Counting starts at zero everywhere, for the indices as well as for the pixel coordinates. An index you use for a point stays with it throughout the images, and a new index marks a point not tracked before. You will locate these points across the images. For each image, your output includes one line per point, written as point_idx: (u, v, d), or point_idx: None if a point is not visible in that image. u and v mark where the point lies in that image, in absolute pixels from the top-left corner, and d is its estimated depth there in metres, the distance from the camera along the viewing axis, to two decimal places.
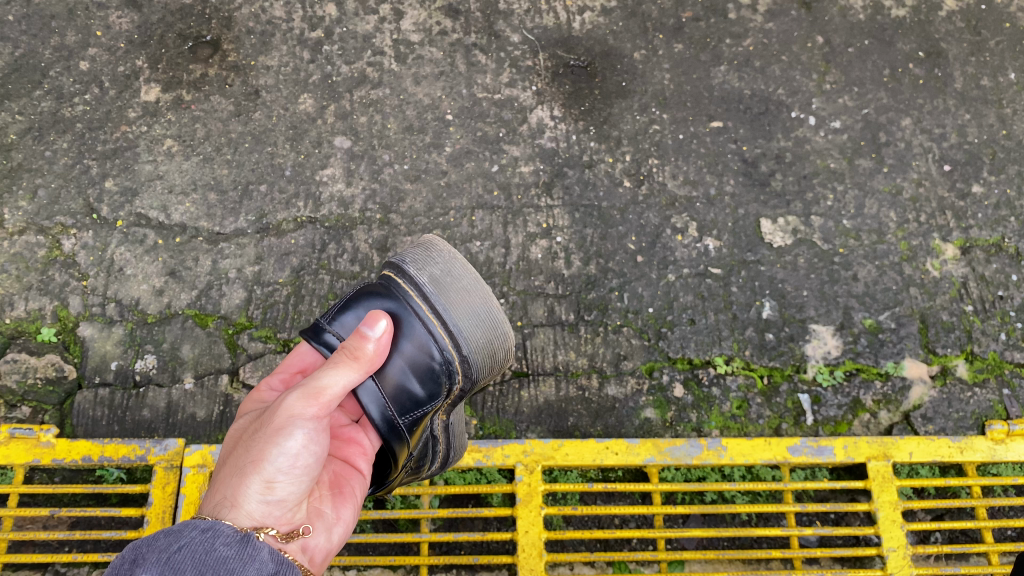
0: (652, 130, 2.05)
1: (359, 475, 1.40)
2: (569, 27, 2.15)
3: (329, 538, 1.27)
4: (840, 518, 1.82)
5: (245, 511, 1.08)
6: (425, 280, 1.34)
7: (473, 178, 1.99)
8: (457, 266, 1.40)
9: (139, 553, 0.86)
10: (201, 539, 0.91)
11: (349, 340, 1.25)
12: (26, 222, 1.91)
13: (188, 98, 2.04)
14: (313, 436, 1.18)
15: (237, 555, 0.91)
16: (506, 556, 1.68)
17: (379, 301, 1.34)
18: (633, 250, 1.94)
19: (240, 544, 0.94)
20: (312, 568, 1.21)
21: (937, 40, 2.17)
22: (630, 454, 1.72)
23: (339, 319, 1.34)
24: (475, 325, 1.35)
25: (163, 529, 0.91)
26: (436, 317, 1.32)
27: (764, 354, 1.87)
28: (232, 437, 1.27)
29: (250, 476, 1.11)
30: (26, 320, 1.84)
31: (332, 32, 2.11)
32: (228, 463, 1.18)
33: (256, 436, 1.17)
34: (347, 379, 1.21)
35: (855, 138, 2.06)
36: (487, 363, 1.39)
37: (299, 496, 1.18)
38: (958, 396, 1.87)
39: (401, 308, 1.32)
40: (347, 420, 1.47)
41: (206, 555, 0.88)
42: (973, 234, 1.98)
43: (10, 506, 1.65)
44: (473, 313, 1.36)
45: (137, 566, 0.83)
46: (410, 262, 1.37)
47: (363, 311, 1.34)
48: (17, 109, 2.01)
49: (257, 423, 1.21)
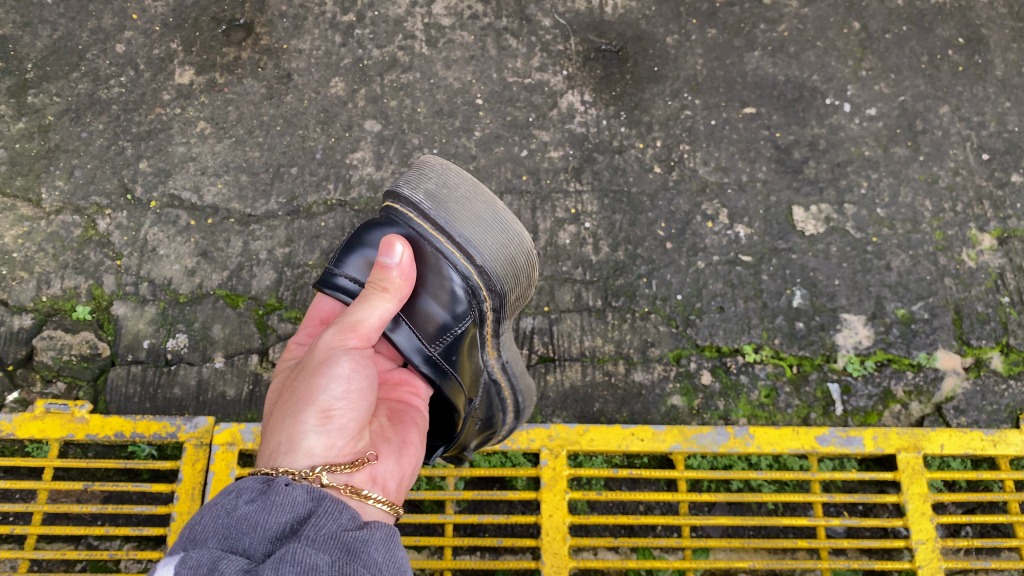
0: (684, 115, 2.03)
1: (416, 409, 1.41)
2: (601, 12, 2.14)
3: (399, 463, 1.24)
4: (869, 510, 1.79)
5: (303, 450, 1.09)
6: (420, 198, 1.30)
7: (502, 163, 1.98)
8: (451, 174, 1.34)
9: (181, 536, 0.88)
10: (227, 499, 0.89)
11: (373, 272, 1.25)
12: (63, 201, 1.94)
13: (221, 81, 2.06)
14: (359, 361, 1.20)
15: (260, 507, 0.88)
16: (529, 539, 1.68)
17: (383, 232, 1.33)
18: (662, 237, 1.93)
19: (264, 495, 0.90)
20: (388, 496, 1.19)
21: (978, 26, 2.13)
22: (655, 441, 1.72)
23: (349, 262, 1.36)
24: (484, 230, 1.30)
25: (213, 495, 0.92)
26: (439, 232, 1.29)
27: (795, 342, 1.85)
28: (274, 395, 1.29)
29: (304, 411, 1.13)
30: (62, 299, 1.87)
31: (365, 16, 2.12)
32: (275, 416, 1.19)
33: (300, 378, 1.19)
34: (381, 312, 1.23)
35: (891, 126, 2.03)
36: (510, 273, 1.34)
37: (360, 423, 1.18)
38: (992, 389, 1.84)
39: (408, 232, 1.31)
40: (390, 364, 1.49)
41: (225, 521, 0.87)
42: (1011, 224, 1.95)
43: (45, 479, 1.68)
44: (477, 218, 1.31)
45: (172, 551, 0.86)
46: (404, 185, 1.34)
47: (369, 248, 1.34)
48: (54, 91, 2.04)
49: (299, 368, 1.23)
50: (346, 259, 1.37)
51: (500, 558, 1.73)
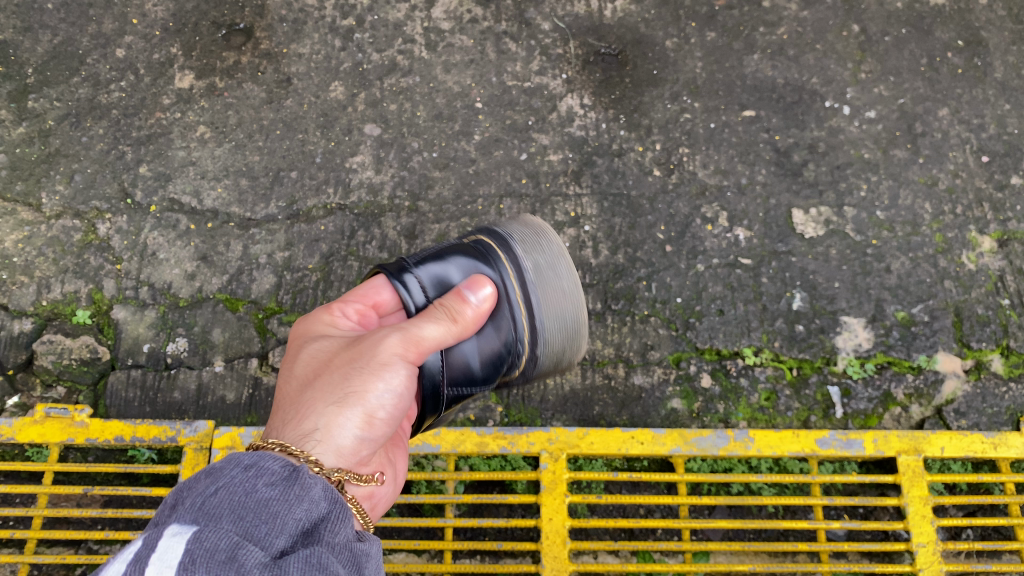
0: (684, 118, 2.03)
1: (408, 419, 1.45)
2: (600, 15, 2.14)
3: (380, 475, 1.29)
4: (869, 513, 1.80)
5: (332, 448, 1.08)
6: (528, 264, 1.33)
7: (501, 166, 1.99)
8: (564, 266, 1.38)
9: (181, 502, 0.82)
10: (247, 478, 0.84)
11: (451, 299, 1.24)
12: (63, 206, 1.94)
13: (221, 85, 2.06)
14: (410, 381, 1.18)
15: (283, 495, 0.83)
16: (529, 543, 1.68)
17: (474, 266, 1.32)
18: (662, 240, 1.93)
19: (287, 483, 0.86)
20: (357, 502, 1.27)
21: (977, 28, 2.13)
22: (655, 444, 1.71)
23: (427, 268, 1.32)
24: (553, 312, 1.34)
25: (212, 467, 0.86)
26: (524, 304, 1.30)
27: (794, 345, 1.85)
28: (308, 357, 1.23)
29: (350, 408, 1.12)
30: (62, 303, 1.87)
31: (364, 20, 2.12)
32: (309, 387, 1.15)
33: (349, 368, 1.16)
34: (439, 335, 1.20)
35: (890, 128, 2.03)
36: (551, 363, 1.40)
37: (382, 439, 1.19)
38: (992, 391, 1.83)
39: (499, 283, 1.30)
40: None
41: (243, 500, 0.81)
42: (1011, 227, 1.95)
43: (45, 483, 1.69)
44: (562, 316, 1.36)
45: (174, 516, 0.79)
46: (519, 244, 1.36)
47: (455, 268, 1.32)
48: (55, 95, 2.04)
49: (347, 353, 1.19)
50: (428, 266, 1.33)
51: (500, 561, 1.73)
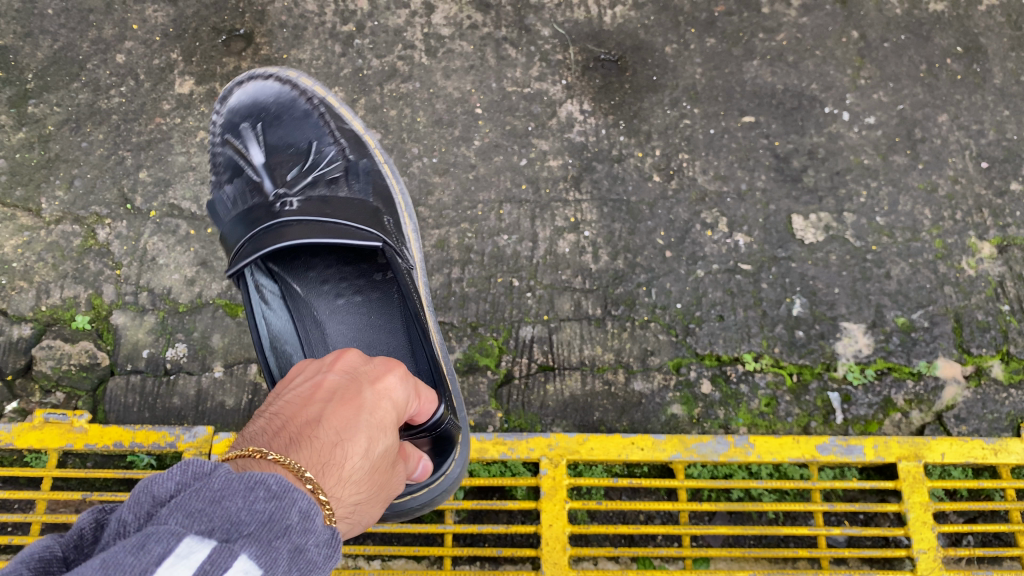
0: (684, 124, 2.04)
1: None
2: (600, 21, 2.14)
3: None
4: (869, 519, 1.77)
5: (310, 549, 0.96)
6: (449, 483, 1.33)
7: (501, 172, 1.99)
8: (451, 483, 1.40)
9: (234, 519, 0.73)
10: (301, 528, 0.77)
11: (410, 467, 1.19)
12: (63, 211, 1.94)
13: (221, 91, 2.06)
14: None
15: (324, 561, 0.79)
16: (529, 549, 1.68)
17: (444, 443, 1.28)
18: (661, 245, 1.93)
19: (329, 550, 0.80)
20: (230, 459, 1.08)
21: (976, 35, 2.13)
22: (656, 450, 1.72)
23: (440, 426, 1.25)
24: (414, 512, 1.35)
25: (267, 479, 0.77)
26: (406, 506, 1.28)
27: (794, 351, 1.85)
28: (366, 443, 0.99)
29: (353, 528, 1.01)
30: (61, 308, 1.87)
31: (364, 26, 2.13)
32: (367, 485, 0.99)
33: (383, 489, 1.04)
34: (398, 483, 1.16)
35: (890, 134, 2.03)
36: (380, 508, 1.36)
37: None
38: (993, 397, 1.83)
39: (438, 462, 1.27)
40: None
41: (298, 553, 0.75)
42: (1011, 232, 1.95)
43: (44, 489, 1.68)
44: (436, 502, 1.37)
45: (230, 540, 0.71)
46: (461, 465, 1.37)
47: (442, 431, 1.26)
48: (55, 101, 2.04)
49: (390, 467, 1.06)
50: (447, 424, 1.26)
51: (499, 568, 1.73)
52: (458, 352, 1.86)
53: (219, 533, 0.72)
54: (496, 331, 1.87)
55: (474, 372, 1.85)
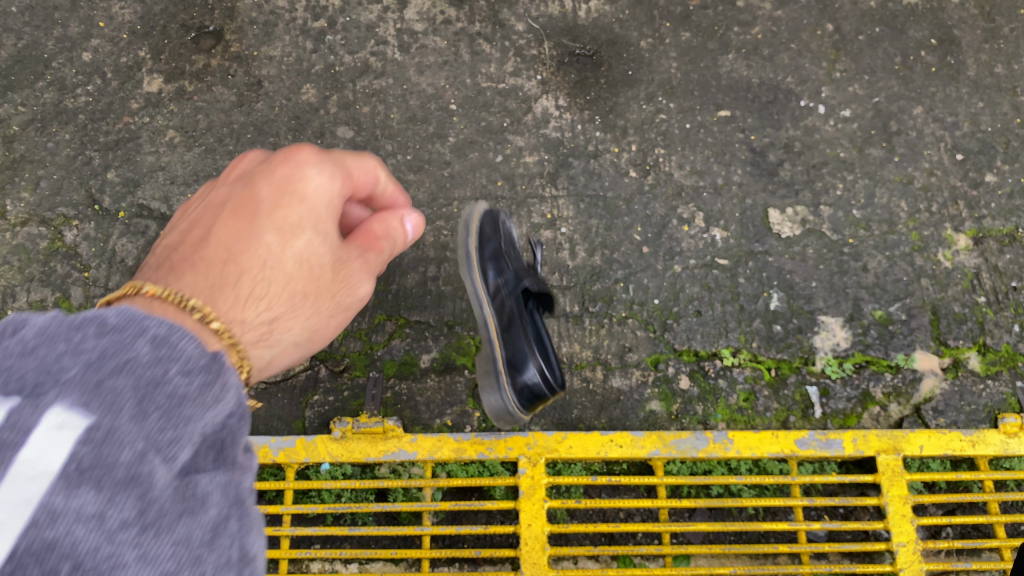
0: (659, 119, 2.02)
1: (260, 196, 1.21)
2: (575, 16, 2.13)
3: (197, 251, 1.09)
4: (849, 513, 1.79)
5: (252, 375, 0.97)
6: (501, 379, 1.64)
7: (477, 168, 1.97)
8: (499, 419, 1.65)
9: (52, 367, 0.64)
10: (152, 359, 0.67)
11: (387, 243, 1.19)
12: (29, 213, 1.90)
13: (190, 89, 2.02)
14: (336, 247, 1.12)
15: (201, 390, 0.66)
16: (508, 550, 1.65)
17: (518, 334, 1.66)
18: (638, 241, 1.91)
19: (207, 372, 0.68)
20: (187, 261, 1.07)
21: (950, 27, 2.14)
22: (635, 447, 1.70)
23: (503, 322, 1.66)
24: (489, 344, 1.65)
25: (102, 316, 0.69)
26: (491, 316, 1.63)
27: (772, 345, 1.84)
28: (259, 258, 0.98)
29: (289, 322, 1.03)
30: (28, 312, 1.83)
31: (336, 21, 2.10)
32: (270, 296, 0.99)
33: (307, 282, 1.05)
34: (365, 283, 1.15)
35: (866, 127, 2.03)
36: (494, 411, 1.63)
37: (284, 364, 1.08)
38: (970, 389, 1.82)
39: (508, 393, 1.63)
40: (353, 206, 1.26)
41: (150, 385, 0.64)
42: (986, 224, 1.95)
43: None
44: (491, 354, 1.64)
45: (38, 386, 0.62)
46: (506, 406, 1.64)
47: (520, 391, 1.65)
48: (19, 100, 2.01)
49: (316, 224, 1.06)
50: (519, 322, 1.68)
51: (479, 569, 1.70)
52: (435, 351, 1.82)
53: (30, 389, 0.61)
54: (473, 329, 1.84)
55: (452, 371, 1.81)
